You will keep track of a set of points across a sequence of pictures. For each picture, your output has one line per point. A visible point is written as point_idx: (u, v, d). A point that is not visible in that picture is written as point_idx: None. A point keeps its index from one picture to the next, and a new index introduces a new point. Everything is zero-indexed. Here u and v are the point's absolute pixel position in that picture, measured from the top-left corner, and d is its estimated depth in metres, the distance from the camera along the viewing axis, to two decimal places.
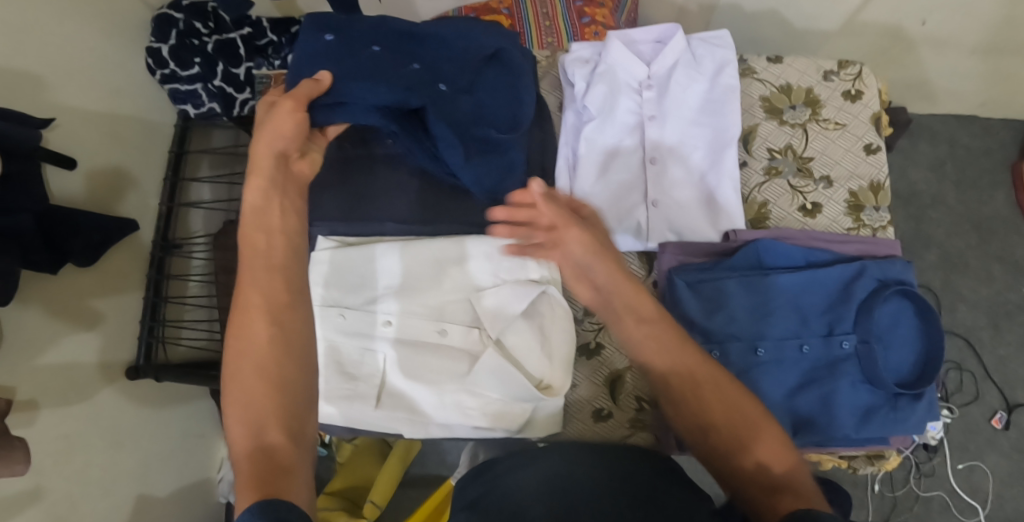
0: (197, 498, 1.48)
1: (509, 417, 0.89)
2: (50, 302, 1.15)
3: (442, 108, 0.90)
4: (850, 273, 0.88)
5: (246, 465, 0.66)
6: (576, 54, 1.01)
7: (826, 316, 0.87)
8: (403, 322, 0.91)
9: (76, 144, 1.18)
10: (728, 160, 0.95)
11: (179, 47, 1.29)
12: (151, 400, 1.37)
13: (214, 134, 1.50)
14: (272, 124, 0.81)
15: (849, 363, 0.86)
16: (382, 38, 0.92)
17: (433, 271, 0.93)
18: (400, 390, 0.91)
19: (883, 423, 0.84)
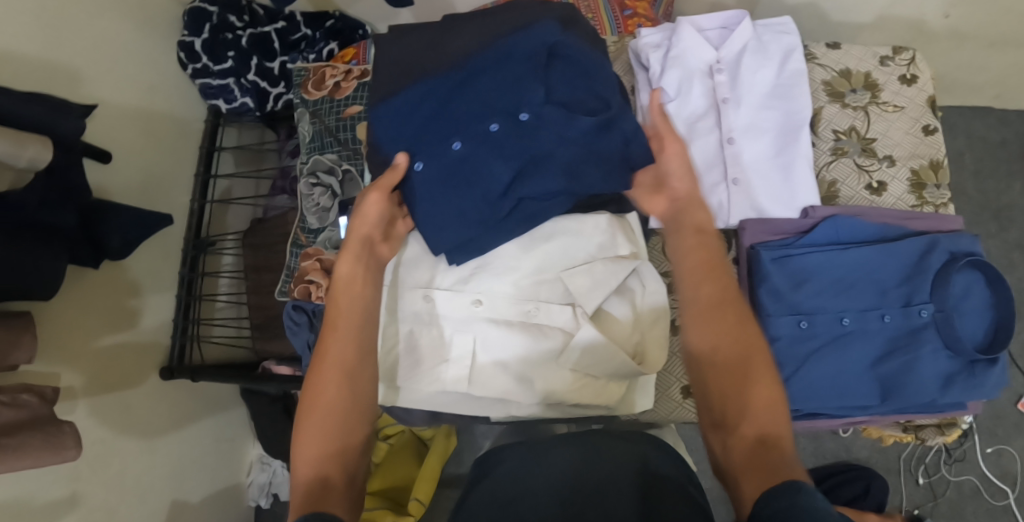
0: (230, 503, 1.44)
1: (593, 395, 0.87)
2: (87, 300, 1.12)
3: (560, 131, 0.81)
4: (923, 246, 0.91)
5: (301, 492, 0.70)
6: (645, 38, 1.02)
7: (904, 288, 0.90)
8: (497, 301, 0.88)
9: (110, 139, 1.16)
10: (802, 142, 0.97)
11: (213, 41, 1.29)
12: (186, 403, 1.34)
13: (241, 133, 1.48)
14: (360, 212, 0.82)
15: (930, 331, 0.88)
16: (460, 126, 0.83)
17: (521, 249, 0.88)
18: (492, 369, 0.88)
19: (964, 388, 0.88)
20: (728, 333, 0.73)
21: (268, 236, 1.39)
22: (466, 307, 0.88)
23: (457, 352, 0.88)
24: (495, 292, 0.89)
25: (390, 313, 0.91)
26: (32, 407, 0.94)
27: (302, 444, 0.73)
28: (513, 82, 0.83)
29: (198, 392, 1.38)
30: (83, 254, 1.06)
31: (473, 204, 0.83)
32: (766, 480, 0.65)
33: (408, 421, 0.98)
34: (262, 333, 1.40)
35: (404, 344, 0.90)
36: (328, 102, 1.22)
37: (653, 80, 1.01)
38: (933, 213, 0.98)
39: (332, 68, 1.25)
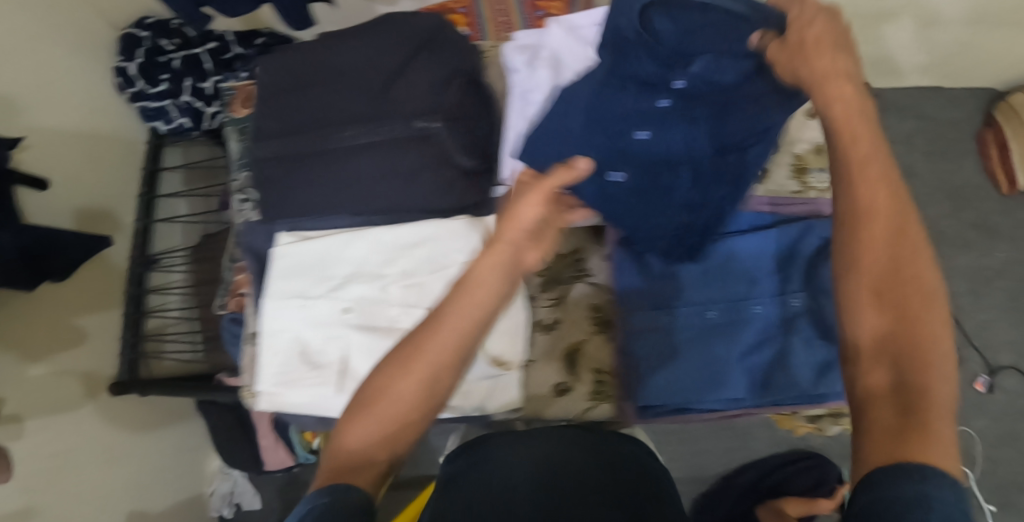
0: (192, 511, 1.48)
1: (472, 395, 0.90)
2: (32, 323, 1.16)
3: (703, 91, 0.75)
4: (794, 234, 0.96)
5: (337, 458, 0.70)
6: (519, 41, 0.91)
7: (775, 277, 0.95)
8: (365, 306, 0.80)
9: (48, 166, 1.19)
10: None
11: (148, 64, 1.32)
12: (141, 417, 1.37)
13: (190, 149, 1.51)
14: (509, 214, 0.71)
15: (802, 319, 0.93)
16: (635, 118, 0.78)
17: (387, 256, 0.81)
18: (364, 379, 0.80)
19: (838, 375, 0.90)
20: (887, 283, 0.65)
21: (213, 250, 1.44)
22: (335, 314, 0.81)
23: (332, 359, 0.80)
24: (363, 299, 0.81)
25: (267, 325, 0.83)
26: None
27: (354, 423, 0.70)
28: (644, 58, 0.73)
29: (157, 407, 1.42)
30: (19, 277, 1.08)
31: (679, 181, 0.84)
32: (894, 450, 0.58)
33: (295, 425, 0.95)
34: (213, 346, 1.43)
35: (281, 348, 0.82)
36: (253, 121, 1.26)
37: (520, 83, 0.89)
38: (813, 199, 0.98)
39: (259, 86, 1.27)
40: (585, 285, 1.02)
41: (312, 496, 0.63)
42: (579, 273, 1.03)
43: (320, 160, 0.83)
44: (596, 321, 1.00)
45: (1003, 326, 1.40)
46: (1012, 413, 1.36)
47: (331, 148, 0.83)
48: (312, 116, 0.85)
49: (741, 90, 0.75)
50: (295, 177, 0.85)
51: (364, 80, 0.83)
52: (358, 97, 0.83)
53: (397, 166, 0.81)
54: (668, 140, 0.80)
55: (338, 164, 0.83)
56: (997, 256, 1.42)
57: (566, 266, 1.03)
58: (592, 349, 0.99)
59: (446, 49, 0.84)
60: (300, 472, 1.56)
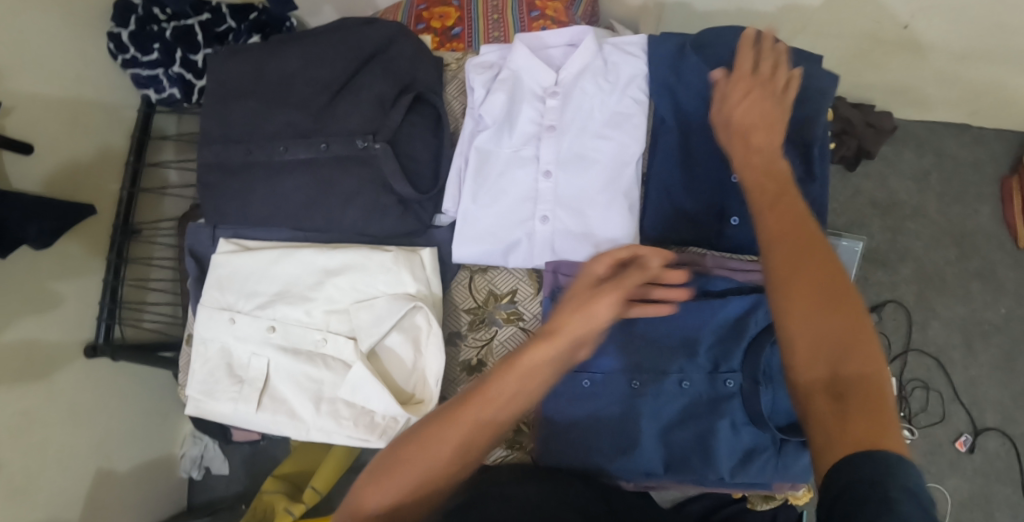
0: (163, 470, 1.54)
1: (381, 429, 0.91)
2: (10, 286, 1.19)
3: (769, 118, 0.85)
4: (745, 306, 0.84)
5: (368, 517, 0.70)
6: (481, 57, 0.99)
7: (714, 351, 0.85)
8: (289, 329, 0.94)
9: (32, 130, 1.21)
10: (629, 176, 0.91)
11: (139, 33, 1.32)
12: (112, 379, 1.41)
13: (181, 120, 1.52)
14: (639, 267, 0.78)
15: (734, 404, 0.84)
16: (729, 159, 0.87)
17: (315, 280, 0.94)
18: (282, 394, 0.93)
19: (763, 467, 0.83)
20: (809, 286, 0.65)
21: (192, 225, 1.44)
22: (262, 331, 0.94)
23: (256, 371, 0.94)
24: (288, 320, 0.94)
25: (200, 335, 0.97)
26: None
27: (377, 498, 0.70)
28: (696, 93, 0.88)
29: (128, 373, 1.46)
30: None
31: None
32: (857, 437, 0.57)
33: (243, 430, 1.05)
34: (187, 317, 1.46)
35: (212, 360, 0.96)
36: None
37: (476, 103, 0.97)
38: None
39: None
40: (515, 328, 0.94)
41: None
42: (509, 315, 0.95)
43: (265, 170, 0.97)
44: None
45: (990, 384, 1.37)
46: (989, 473, 1.34)
47: (269, 160, 0.96)
48: (253, 127, 0.98)
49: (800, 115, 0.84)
50: (239, 186, 0.98)
51: (308, 101, 0.97)
52: (294, 115, 0.96)
53: (332, 177, 0.95)
54: (776, 163, 0.85)
55: (278, 174, 0.96)
56: (999, 310, 1.39)
57: (496, 305, 0.96)
58: None
59: (388, 66, 0.97)
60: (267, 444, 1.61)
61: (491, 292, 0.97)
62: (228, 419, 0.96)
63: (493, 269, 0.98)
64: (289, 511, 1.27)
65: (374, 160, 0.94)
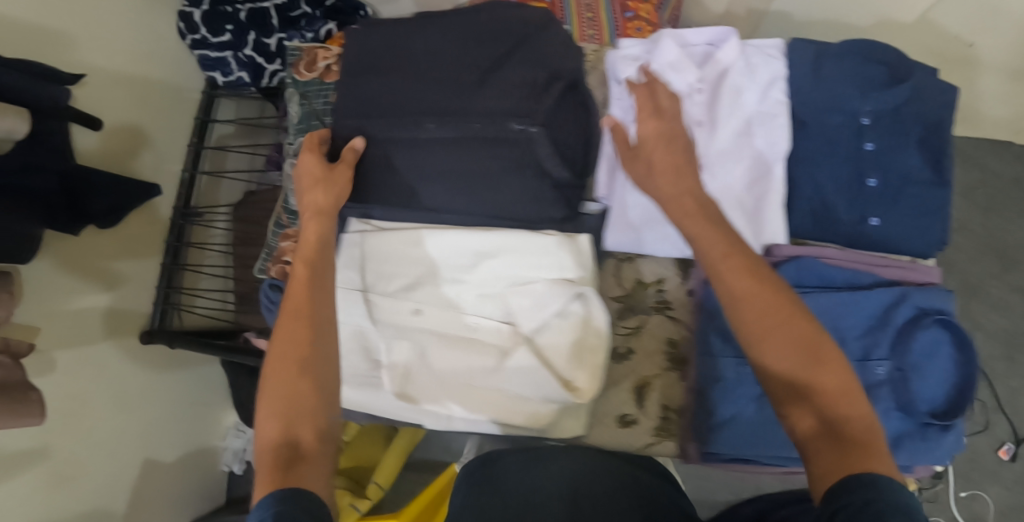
0: (202, 464, 1.48)
1: (534, 418, 0.83)
2: (70, 263, 1.15)
3: (902, 120, 0.82)
4: (890, 299, 0.76)
5: (268, 454, 0.69)
6: (624, 50, 0.85)
7: (863, 340, 0.76)
8: (438, 311, 0.86)
9: (104, 105, 1.17)
10: (778, 179, 0.78)
11: (212, 13, 1.29)
12: (160, 363, 1.36)
13: (240, 105, 1.49)
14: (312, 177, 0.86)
15: (883, 390, 0.75)
16: (868, 163, 0.81)
17: (468, 263, 0.86)
18: (426, 382, 0.86)
19: (912, 453, 0.74)
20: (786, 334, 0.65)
21: (254, 211, 1.41)
22: (405, 315, 0.86)
23: (397, 358, 0.87)
24: (437, 302, 0.87)
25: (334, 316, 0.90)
26: (5, 368, 0.98)
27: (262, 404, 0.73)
28: (838, 91, 0.82)
29: (178, 360, 1.41)
30: (61, 219, 1.06)
31: (913, 197, 0.80)
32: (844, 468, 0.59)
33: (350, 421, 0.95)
34: (241, 306, 1.42)
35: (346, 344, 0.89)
36: (316, 85, 1.21)
37: (623, 95, 0.85)
38: (904, 260, 0.81)
39: (325, 50, 1.22)
40: (663, 318, 0.90)
41: (263, 504, 0.63)
42: (658, 303, 0.91)
43: (407, 147, 0.88)
44: (671, 357, 0.89)
45: None
46: None
47: (409, 138, 0.87)
48: (392, 99, 0.88)
49: (940, 123, 0.81)
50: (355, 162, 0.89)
51: (444, 77, 0.86)
52: (437, 89, 0.86)
53: (450, 154, 0.86)
54: (908, 166, 0.81)
55: (420, 152, 0.87)
56: None
57: (645, 293, 0.91)
58: (662, 386, 0.89)
59: (537, 53, 0.86)
60: None
61: (638, 280, 0.92)
62: (362, 407, 0.88)
63: (640, 258, 0.92)
64: (354, 507, 1.24)
65: (527, 143, 0.83)
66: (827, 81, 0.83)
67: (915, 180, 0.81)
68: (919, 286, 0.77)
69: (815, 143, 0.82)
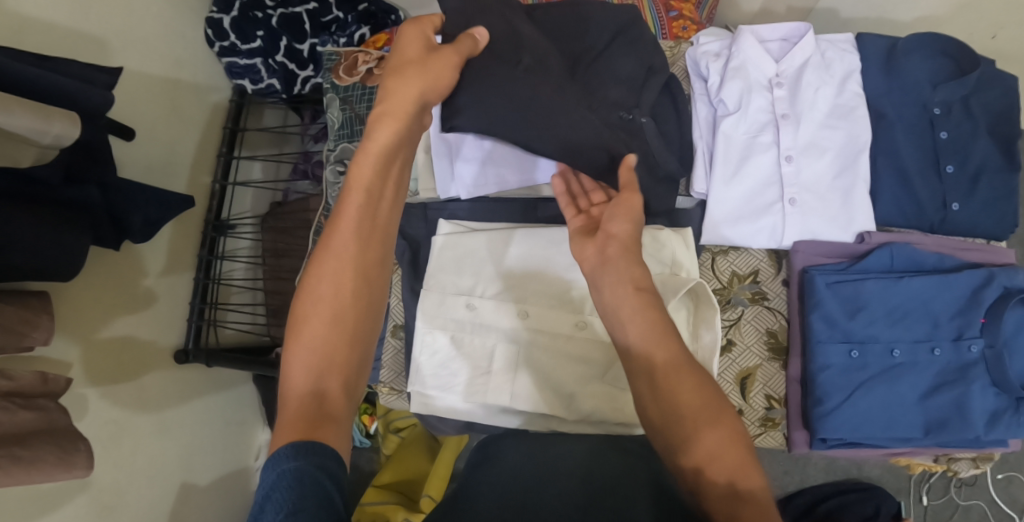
0: (238, 484, 1.44)
1: None
2: (105, 282, 1.12)
3: (972, 111, 0.84)
4: (978, 280, 0.78)
5: (295, 404, 0.63)
6: (703, 46, 0.88)
7: (955, 321, 0.78)
8: (540, 312, 0.84)
9: (134, 115, 1.14)
10: (863, 167, 0.82)
11: (242, 19, 1.26)
12: (196, 381, 1.33)
13: (266, 113, 1.45)
14: (422, 69, 0.73)
15: (983, 367, 0.76)
16: (946, 153, 0.83)
17: (570, 261, 0.85)
18: (526, 387, 0.83)
19: (1011, 428, 0.75)
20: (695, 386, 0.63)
21: (286, 221, 1.38)
22: (511, 318, 0.84)
23: (500, 362, 0.84)
24: (537, 303, 0.85)
25: (426, 321, 0.86)
26: (47, 411, 0.91)
27: (301, 340, 0.66)
28: (911, 82, 0.84)
29: (211, 378, 1.37)
30: (105, 233, 1.04)
31: (991, 184, 0.82)
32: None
33: (439, 432, 0.94)
34: (276, 319, 1.38)
35: (439, 351, 0.86)
36: (359, 90, 1.19)
37: (709, 92, 0.87)
38: (982, 244, 0.84)
39: (366, 53, 1.20)
40: (760, 309, 0.85)
41: (280, 457, 0.57)
42: (754, 295, 0.86)
43: (546, 108, 0.80)
44: (772, 346, 0.85)
45: None
46: None
47: (551, 105, 0.81)
48: (526, 57, 0.81)
49: (1012, 111, 0.84)
50: (499, 120, 0.79)
51: (563, 60, 0.85)
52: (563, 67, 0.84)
53: (583, 128, 0.81)
54: (984, 154, 0.83)
55: (555, 117, 0.81)
56: None
57: (741, 286, 0.86)
58: (765, 377, 0.85)
59: (637, 48, 0.88)
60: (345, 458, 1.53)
61: (734, 273, 0.86)
62: (462, 414, 0.86)
63: (733, 250, 0.87)
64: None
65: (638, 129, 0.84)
66: (900, 74, 0.85)
67: (991, 167, 0.83)
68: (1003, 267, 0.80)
69: (899, 133, 0.84)
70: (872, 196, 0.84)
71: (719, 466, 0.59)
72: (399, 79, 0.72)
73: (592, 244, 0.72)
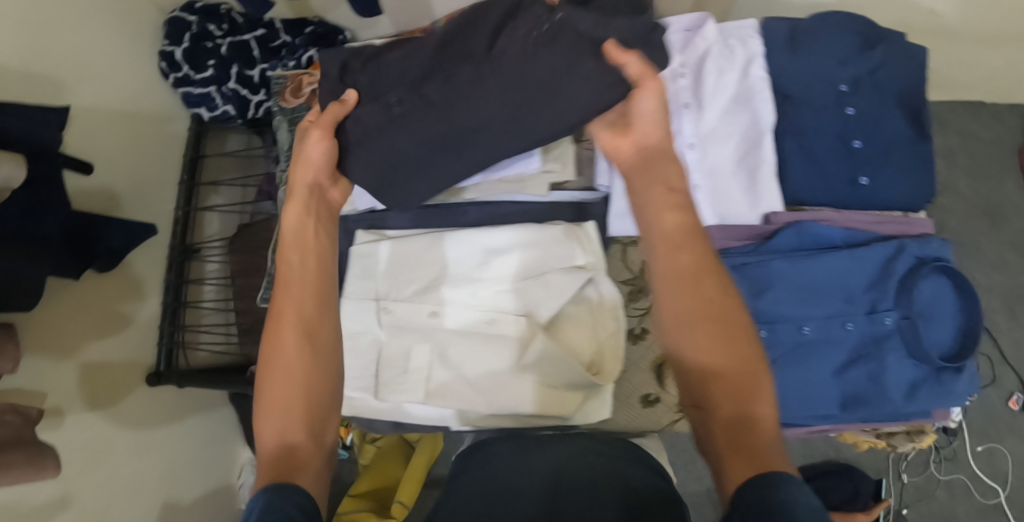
0: (222, 501, 1.47)
1: (562, 403, 0.86)
2: (76, 311, 1.15)
3: (877, 87, 0.87)
4: (889, 252, 0.83)
5: (268, 461, 0.68)
6: None
7: (869, 294, 0.84)
8: (455, 310, 0.88)
9: (95, 149, 1.19)
10: (766, 150, 0.85)
11: (194, 48, 1.29)
12: (172, 403, 1.36)
13: (229, 138, 1.50)
14: (301, 160, 0.82)
15: (895, 339, 0.83)
16: (854, 129, 0.87)
17: (480, 260, 0.89)
18: (447, 384, 0.87)
19: (929, 397, 0.83)
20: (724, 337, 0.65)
21: (255, 241, 1.41)
22: (424, 317, 0.88)
23: (418, 361, 0.88)
24: (451, 303, 0.88)
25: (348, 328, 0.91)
26: (14, 426, 0.95)
27: (264, 407, 0.71)
28: (815, 62, 0.86)
29: (189, 398, 1.41)
30: (66, 262, 1.07)
31: (898, 155, 0.86)
32: (742, 476, 0.60)
33: (377, 432, 0.97)
34: (246, 338, 1.40)
35: (365, 353, 0.90)
36: (305, 111, 1.22)
37: None
38: (900, 216, 0.88)
39: (309, 75, 1.24)
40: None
41: (261, 492, 0.64)
42: None
43: (444, 107, 0.80)
44: None
45: None
46: None
47: (459, 102, 0.79)
48: (412, 69, 0.82)
49: (917, 85, 0.87)
50: (412, 145, 0.84)
51: (465, 43, 0.79)
52: (463, 49, 0.79)
53: (506, 95, 0.78)
54: (891, 129, 0.86)
55: (468, 109, 0.80)
56: None
57: None
58: None
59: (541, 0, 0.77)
60: None
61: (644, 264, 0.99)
62: (389, 413, 0.91)
63: None
64: None
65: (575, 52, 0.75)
66: (804, 56, 0.87)
67: (902, 143, 0.86)
68: (914, 236, 0.85)
69: (805, 113, 0.87)
70: (781, 176, 0.88)
71: (746, 415, 0.63)
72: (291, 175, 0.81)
73: (628, 138, 0.74)
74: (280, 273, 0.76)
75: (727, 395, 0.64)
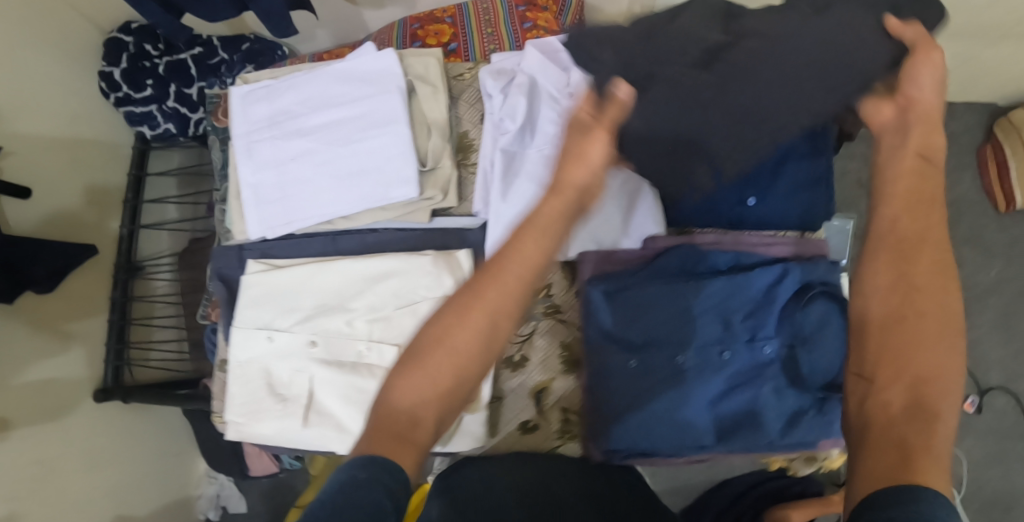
0: (177, 513, 1.51)
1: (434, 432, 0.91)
2: (18, 331, 1.16)
3: None
4: (773, 278, 0.86)
5: (386, 415, 0.60)
6: (495, 65, 0.98)
7: (748, 322, 0.86)
8: (331, 341, 0.93)
9: (33, 173, 1.21)
10: None
11: (132, 69, 1.32)
12: (123, 420, 1.39)
13: (176, 156, 1.53)
14: (577, 153, 0.69)
15: (774, 369, 0.85)
16: None
17: (355, 290, 0.94)
18: (328, 409, 0.92)
19: (808, 427, 0.85)
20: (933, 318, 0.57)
21: (200, 259, 1.45)
22: (302, 347, 0.93)
23: (299, 392, 0.93)
24: (328, 332, 0.93)
25: (238, 357, 0.95)
26: None
27: (416, 366, 0.61)
28: None
29: (140, 414, 1.44)
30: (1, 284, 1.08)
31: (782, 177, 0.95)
32: (885, 465, 0.51)
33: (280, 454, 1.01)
34: (197, 353, 1.47)
35: (251, 379, 0.95)
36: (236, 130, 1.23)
37: (495, 109, 0.97)
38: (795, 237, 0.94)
39: None
40: (555, 322, 0.96)
41: (345, 462, 0.55)
42: (548, 308, 0.97)
43: (722, 86, 0.75)
44: (566, 359, 0.95)
45: (992, 345, 1.38)
46: (1001, 431, 1.36)
47: (752, 88, 0.75)
48: (746, 52, 0.75)
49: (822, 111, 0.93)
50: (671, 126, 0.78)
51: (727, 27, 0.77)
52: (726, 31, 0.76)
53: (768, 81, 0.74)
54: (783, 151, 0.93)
55: (746, 94, 0.75)
56: (990, 273, 1.41)
57: (535, 300, 0.96)
58: (559, 388, 0.95)
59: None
60: (285, 477, 1.59)
61: None
62: (273, 439, 0.94)
63: None
64: None
65: (833, 12, 0.74)
66: None
67: (796, 154, 0.93)
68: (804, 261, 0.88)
69: None
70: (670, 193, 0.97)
71: (921, 396, 0.54)
72: (562, 164, 0.69)
73: (892, 105, 0.69)
74: (505, 245, 0.65)
75: (884, 358, 0.57)
